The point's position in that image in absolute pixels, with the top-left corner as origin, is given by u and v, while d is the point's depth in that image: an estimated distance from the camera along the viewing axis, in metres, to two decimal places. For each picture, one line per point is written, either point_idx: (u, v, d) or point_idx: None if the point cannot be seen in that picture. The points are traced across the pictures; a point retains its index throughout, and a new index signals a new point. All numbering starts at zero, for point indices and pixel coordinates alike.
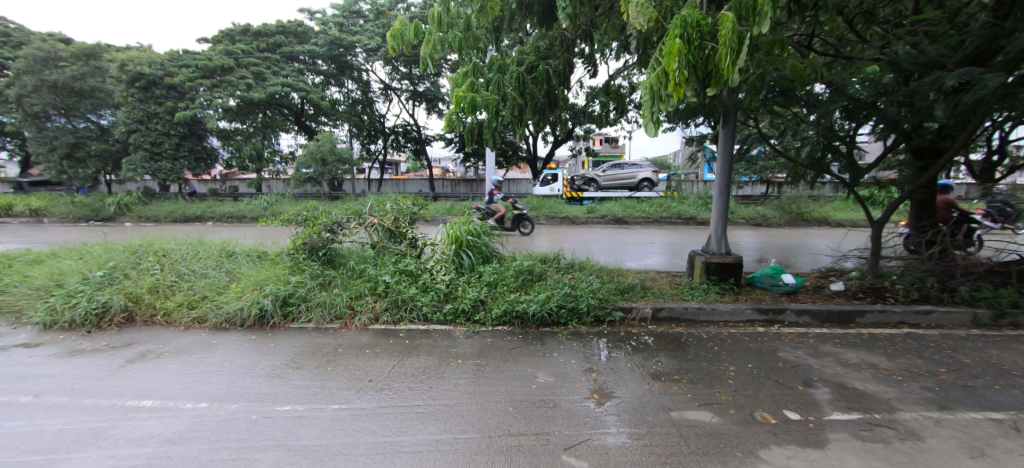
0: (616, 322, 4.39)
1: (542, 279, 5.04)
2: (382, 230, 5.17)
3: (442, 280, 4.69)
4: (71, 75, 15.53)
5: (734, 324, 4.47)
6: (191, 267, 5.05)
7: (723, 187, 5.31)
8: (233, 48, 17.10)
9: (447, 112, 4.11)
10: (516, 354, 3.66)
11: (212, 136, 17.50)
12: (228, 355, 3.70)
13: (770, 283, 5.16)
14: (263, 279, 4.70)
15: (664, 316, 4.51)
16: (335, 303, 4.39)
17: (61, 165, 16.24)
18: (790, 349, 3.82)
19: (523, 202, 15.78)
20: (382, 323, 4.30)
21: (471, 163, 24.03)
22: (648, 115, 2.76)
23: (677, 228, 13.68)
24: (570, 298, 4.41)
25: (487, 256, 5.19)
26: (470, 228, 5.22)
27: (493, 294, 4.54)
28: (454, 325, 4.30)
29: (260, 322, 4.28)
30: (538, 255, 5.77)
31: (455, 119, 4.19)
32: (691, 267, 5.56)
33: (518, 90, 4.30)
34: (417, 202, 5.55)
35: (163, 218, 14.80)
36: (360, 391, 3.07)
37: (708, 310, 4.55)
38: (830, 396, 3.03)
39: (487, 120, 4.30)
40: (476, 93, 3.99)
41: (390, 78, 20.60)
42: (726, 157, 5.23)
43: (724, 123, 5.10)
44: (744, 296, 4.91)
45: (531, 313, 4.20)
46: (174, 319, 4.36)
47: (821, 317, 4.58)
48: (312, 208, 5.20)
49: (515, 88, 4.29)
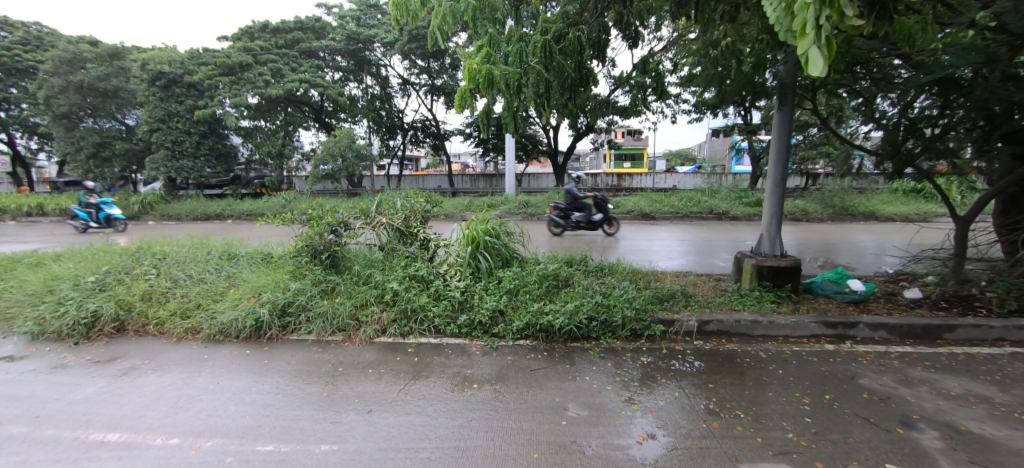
0: (656, 337, 3.80)
1: (569, 284, 4.48)
2: (392, 230, 4.71)
3: (456, 286, 4.17)
4: (96, 75, 15.66)
5: (797, 339, 3.85)
6: (188, 272, 4.67)
7: (779, 180, 4.64)
8: (252, 44, 17.05)
9: (459, 89, 3.62)
10: (542, 378, 3.13)
11: (233, 134, 17.52)
12: (217, 375, 3.27)
13: (833, 290, 4.48)
14: (261, 285, 4.29)
15: (712, 330, 3.90)
16: (338, 313, 3.93)
17: (88, 164, 16.42)
18: (872, 376, 3.22)
19: (545, 197, 15.18)
20: (390, 336, 3.83)
21: (490, 158, 23.54)
22: (811, 33, 1.74)
23: (710, 223, 12.87)
24: (603, 308, 3.85)
25: (507, 258, 4.67)
26: (488, 228, 4.71)
27: (515, 302, 4.01)
28: (470, 338, 3.79)
29: (257, 334, 3.85)
30: (563, 257, 5.21)
31: (468, 95, 3.71)
32: (738, 271, 4.91)
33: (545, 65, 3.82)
34: (430, 198, 5.02)
35: (184, 216, 14.80)
36: (360, 425, 2.59)
37: (764, 323, 3.93)
38: (942, 444, 2.43)
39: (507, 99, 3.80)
40: (495, 68, 3.47)
41: (408, 72, 20.33)
42: (782, 145, 4.57)
43: (781, 106, 4.45)
44: (805, 305, 4.26)
45: (558, 326, 3.66)
46: (166, 329, 3.98)
47: (901, 332, 3.94)
48: (318, 206, 4.76)
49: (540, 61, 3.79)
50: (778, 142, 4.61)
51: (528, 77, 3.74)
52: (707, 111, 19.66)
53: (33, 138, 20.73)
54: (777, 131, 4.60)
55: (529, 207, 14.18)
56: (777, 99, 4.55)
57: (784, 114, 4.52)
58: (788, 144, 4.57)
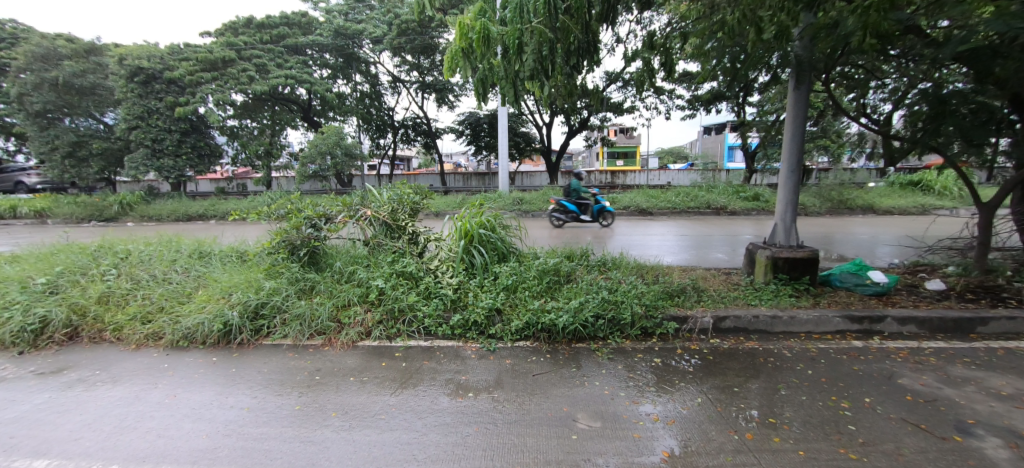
0: (669, 336, 3.46)
1: (571, 280, 4.12)
2: (379, 223, 4.31)
3: (448, 283, 3.79)
4: (71, 71, 15.01)
5: (822, 336, 3.54)
6: (152, 271, 4.22)
7: (795, 165, 4.33)
8: (234, 39, 16.47)
9: (449, 49, 3.40)
10: (546, 384, 2.78)
11: (216, 132, 16.93)
12: (176, 386, 2.87)
13: (853, 282, 4.18)
14: (232, 285, 3.86)
15: (728, 327, 3.57)
16: (318, 315, 3.53)
17: (64, 165, 15.75)
18: (911, 376, 2.91)
19: (539, 194, 14.83)
20: (375, 339, 3.45)
21: (484, 156, 23.12)
22: None
23: (708, 218, 12.61)
24: (610, 305, 3.51)
25: (504, 253, 4.30)
26: (482, 220, 4.32)
27: (513, 300, 3.64)
28: (465, 340, 3.43)
29: (226, 339, 3.44)
30: (563, 251, 4.86)
31: (458, 57, 3.47)
32: (750, 263, 4.59)
33: (549, 24, 3.45)
34: (419, 187, 4.61)
35: (165, 217, 14.21)
36: (334, 446, 2.20)
37: (785, 319, 3.61)
38: (1009, 453, 2.10)
39: (505, 63, 3.55)
40: (490, 26, 3.17)
41: (398, 69, 19.89)
42: (797, 128, 4.27)
43: (796, 85, 4.14)
44: (825, 299, 3.95)
45: (562, 325, 3.30)
46: (125, 335, 3.55)
47: (931, 326, 3.65)
48: (297, 198, 4.33)
49: (544, 20, 3.42)
50: (793, 125, 4.31)
51: (527, 37, 3.39)
52: (701, 106, 19.50)
53: (9, 139, 20.00)
54: (793, 113, 4.30)
55: (523, 204, 13.81)
56: (793, 78, 4.23)
57: (799, 93, 4.23)
58: (804, 126, 4.27)
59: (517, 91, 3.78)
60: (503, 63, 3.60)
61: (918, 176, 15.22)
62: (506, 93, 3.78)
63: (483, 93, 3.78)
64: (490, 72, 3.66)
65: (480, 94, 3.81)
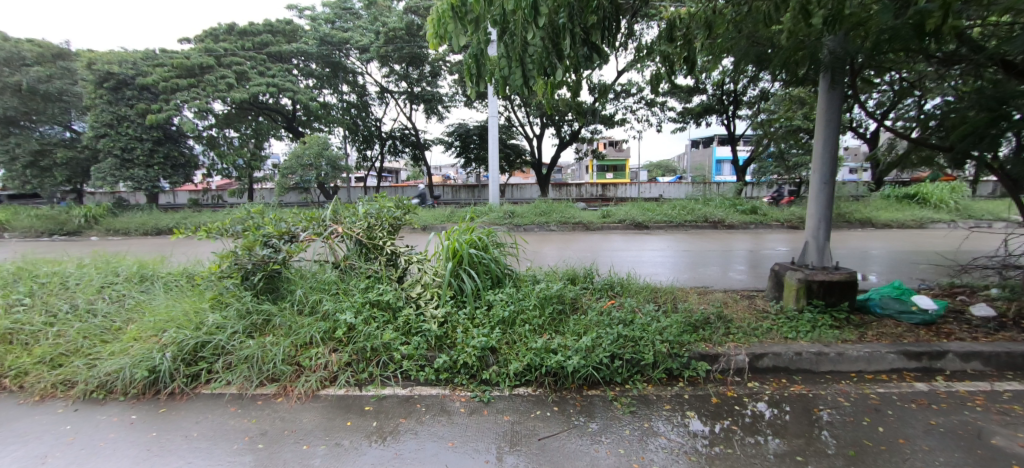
0: (698, 380, 2.87)
1: (577, 308, 3.53)
2: (352, 243, 3.67)
3: (431, 315, 3.13)
4: (35, 77, 14.10)
5: (876, 376, 3.00)
6: (73, 301, 3.50)
7: (827, 177, 3.84)
8: (214, 46, 15.78)
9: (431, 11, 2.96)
10: (558, 456, 2.13)
11: (192, 141, 16.09)
12: (70, 461, 2.16)
13: (897, 309, 3.65)
14: (169, 318, 3.19)
15: (766, 366, 3.01)
16: (271, 356, 2.87)
17: (25, 175, 14.76)
18: (1009, 435, 2.33)
19: (531, 207, 14.28)
20: (340, 387, 2.79)
21: (473, 168, 22.58)
22: None
23: (706, 232, 12.18)
24: (627, 341, 2.92)
25: (498, 277, 3.69)
26: (473, 238, 3.70)
27: (510, 336, 3.02)
28: (451, 386, 2.80)
29: (155, 389, 2.76)
30: (565, 273, 4.28)
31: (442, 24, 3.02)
32: (777, 287, 4.05)
33: None
34: (400, 200, 3.98)
35: (133, 230, 13.25)
36: None
37: (832, 356, 3.05)
38: None
39: (504, 38, 3.05)
40: None
41: (386, 79, 19.41)
42: (830, 135, 3.78)
43: (830, 86, 3.66)
44: (872, 330, 3.39)
45: (572, 369, 2.69)
46: (25, 383, 2.82)
47: (998, 362, 3.12)
48: (256, 213, 3.69)
49: None
50: (824, 132, 3.83)
51: None
52: (692, 119, 19.30)
53: None
54: (824, 118, 3.81)
55: (515, 217, 13.22)
56: (824, 79, 3.76)
57: (832, 97, 3.75)
58: (836, 134, 3.79)
59: (524, 74, 3.12)
60: (506, 38, 3.04)
61: (913, 188, 15.04)
62: (512, 74, 3.13)
63: (477, 73, 3.23)
64: (486, 48, 3.09)
65: (472, 76, 3.28)
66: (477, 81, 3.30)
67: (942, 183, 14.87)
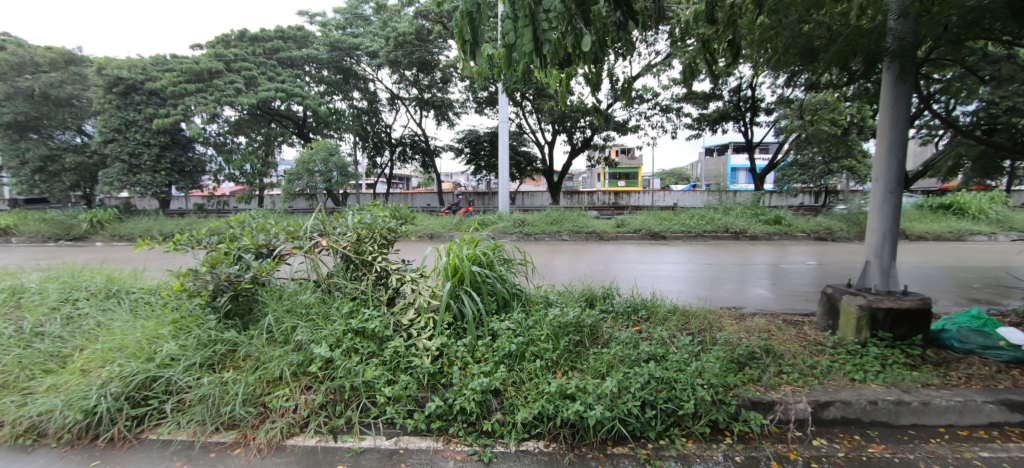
0: (754, 435, 2.31)
1: (597, 336, 2.99)
2: (339, 257, 3.18)
3: (424, 347, 2.62)
4: (47, 82, 14.12)
5: (971, 433, 2.42)
6: (18, 324, 3.06)
7: (894, 187, 3.27)
8: (224, 51, 15.63)
9: None
10: None
11: (200, 146, 15.91)
12: None
13: (979, 344, 3.06)
14: (118, 345, 2.70)
15: (833, 418, 2.45)
16: (230, 396, 2.36)
17: (33, 179, 14.68)
18: None
19: (542, 215, 13.75)
20: (311, 436, 2.28)
21: (483, 175, 22.18)
22: None
23: (727, 243, 11.51)
24: (660, 385, 2.38)
25: (504, 299, 3.19)
26: (475, 253, 3.19)
27: (519, 376, 2.50)
28: (445, 439, 2.27)
29: (94, 433, 2.27)
30: (580, 294, 3.75)
31: None
32: (832, 315, 3.46)
33: None
34: (395, 209, 3.49)
35: (137, 236, 13.04)
36: None
37: (915, 406, 2.49)
38: None
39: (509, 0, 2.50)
40: None
41: (397, 86, 19.20)
42: (898, 137, 3.22)
43: (898, 79, 3.10)
44: (959, 373, 2.80)
45: (594, 421, 2.16)
46: None
47: None
48: (232, 224, 3.23)
49: None
50: (889, 134, 3.26)
51: None
52: (708, 126, 18.63)
53: None
54: (890, 117, 3.24)
55: (525, 226, 12.71)
56: (891, 70, 3.20)
57: (901, 92, 3.19)
58: (905, 135, 3.22)
59: (537, 37, 2.41)
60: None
61: (948, 198, 14.21)
62: (521, 38, 2.44)
63: (472, 38, 2.66)
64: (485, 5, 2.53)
65: (465, 43, 2.73)
66: (470, 49, 2.73)
67: (979, 193, 14.03)
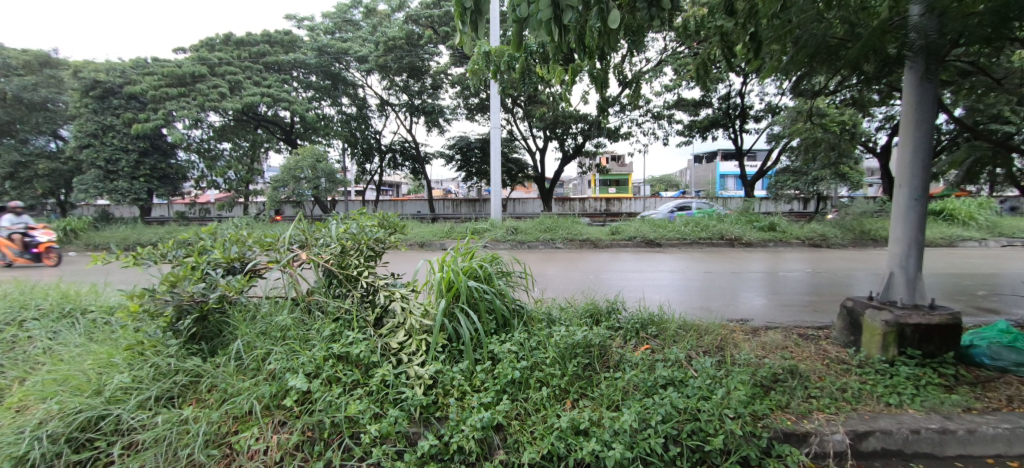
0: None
1: (606, 358, 2.72)
2: (321, 273, 2.87)
3: (415, 375, 2.31)
4: (20, 85, 13.57)
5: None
6: None
7: (919, 193, 3.08)
8: (209, 55, 15.21)
9: None
10: None
11: (182, 151, 15.41)
12: None
13: (1010, 360, 2.86)
14: (62, 377, 2.35)
15: (873, 450, 2.21)
16: (190, 438, 2.03)
17: (4, 186, 14.04)
18: None
19: (535, 223, 13.49)
20: None
21: (474, 182, 21.91)
22: None
23: (723, 251, 11.36)
24: (684, 416, 2.11)
25: (504, 318, 2.91)
26: (472, 267, 2.91)
27: (523, 408, 2.21)
28: None
29: None
30: (584, 309, 3.48)
31: None
32: (855, 330, 3.24)
33: None
34: (383, 217, 3.19)
35: (113, 245, 12.51)
36: None
37: (961, 434, 2.25)
38: None
39: None
40: None
41: (387, 92, 18.95)
42: (922, 139, 3.03)
43: (924, 77, 2.91)
44: (999, 395, 2.58)
45: (613, 462, 1.87)
46: None
47: None
48: (200, 237, 2.91)
49: None
50: (913, 136, 3.07)
51: None
52: (699, 133, 18.62)
53: None
54: (914, 119, 3.06)
55: (518, 233, 12.45)
56: (914, 69, 3.01)
57: (924, 93, 3.01)
58: (929, 137, 3.02)
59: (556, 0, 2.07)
60: None
61: (939, 205, 14.25)
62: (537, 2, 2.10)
63: (473, 7, 2.39)
64: None
65: (463, 12, 2.47)
66: (471, 20, 2.46)
67: (968, 199, 14.11)
